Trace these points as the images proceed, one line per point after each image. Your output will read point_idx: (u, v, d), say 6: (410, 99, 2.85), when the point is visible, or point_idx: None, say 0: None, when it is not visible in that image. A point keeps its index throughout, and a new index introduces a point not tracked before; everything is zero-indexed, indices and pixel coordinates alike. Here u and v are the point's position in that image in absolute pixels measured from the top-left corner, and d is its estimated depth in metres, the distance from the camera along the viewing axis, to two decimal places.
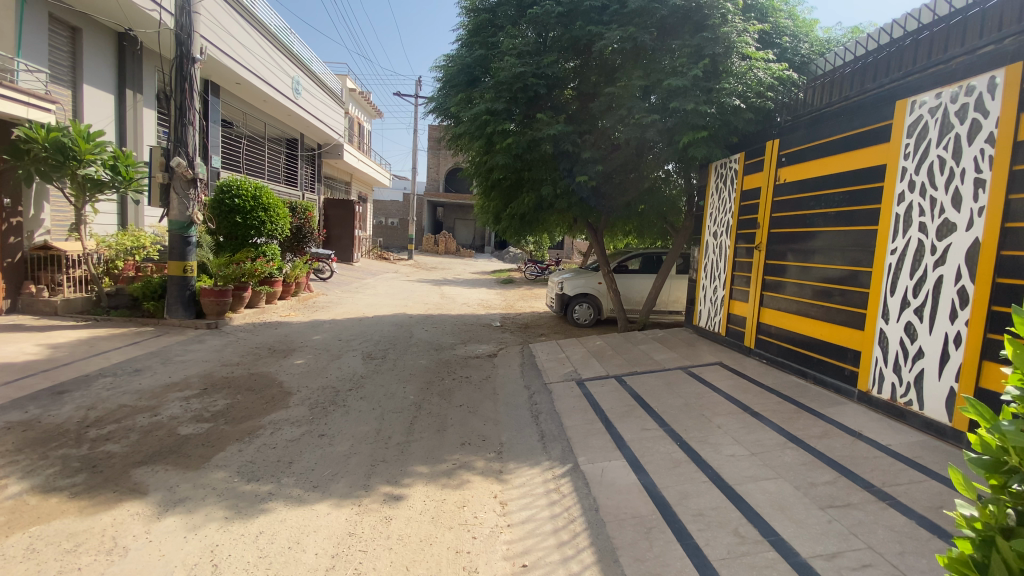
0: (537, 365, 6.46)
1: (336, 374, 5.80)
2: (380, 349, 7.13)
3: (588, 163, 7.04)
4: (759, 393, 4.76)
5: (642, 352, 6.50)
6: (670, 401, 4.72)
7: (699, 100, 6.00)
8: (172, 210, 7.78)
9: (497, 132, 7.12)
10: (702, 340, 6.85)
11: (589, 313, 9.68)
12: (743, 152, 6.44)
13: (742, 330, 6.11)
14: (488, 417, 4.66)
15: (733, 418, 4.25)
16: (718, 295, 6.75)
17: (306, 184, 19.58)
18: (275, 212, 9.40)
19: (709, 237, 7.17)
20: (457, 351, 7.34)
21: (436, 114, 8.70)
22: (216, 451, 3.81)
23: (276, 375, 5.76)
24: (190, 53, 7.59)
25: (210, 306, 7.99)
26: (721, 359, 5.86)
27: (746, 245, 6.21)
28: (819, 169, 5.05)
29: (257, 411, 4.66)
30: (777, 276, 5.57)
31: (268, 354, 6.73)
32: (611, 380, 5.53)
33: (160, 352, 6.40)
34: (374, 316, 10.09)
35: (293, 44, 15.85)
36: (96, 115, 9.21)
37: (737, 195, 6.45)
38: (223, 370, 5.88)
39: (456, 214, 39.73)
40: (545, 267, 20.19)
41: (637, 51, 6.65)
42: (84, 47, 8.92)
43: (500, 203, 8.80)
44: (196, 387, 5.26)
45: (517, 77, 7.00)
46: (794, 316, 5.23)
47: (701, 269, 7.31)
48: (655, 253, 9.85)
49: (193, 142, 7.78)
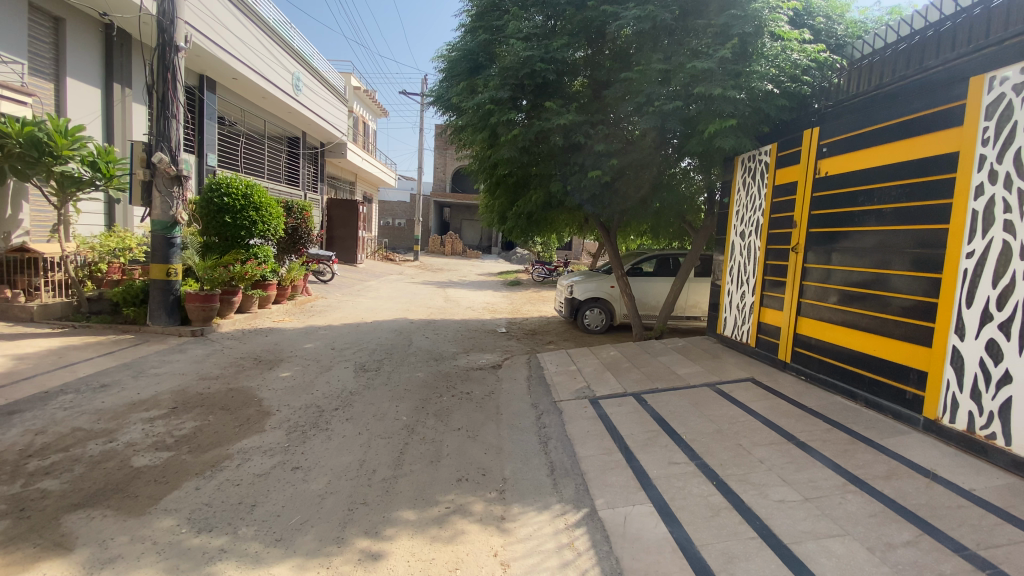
0: (546, 379, 5.84)
1: (324, 389, 5.22)
2: (375, 359, 6.55)
3: (601, 157, 6.44)
4: (805, 418, 4.12)
5: (662, 365, 5.88)
6: (699, 426, 4.09)
7: (726, 85, 5.39)
8: (155, 209, 7.26)
9: (502, 122, 6.53)
10: (727, 351, 6.21)
11: (601, 318, 9.09)
12: (774, 143, 5.80)
13: (776, 342, 5.46)
14: (490, 444, 4.07)
15: (776, 450, 3.63)
16: (747, 302, 6.11)
17: (309, 184, 19.10)
18: (268, 211, 8.84)
19: (735, 237, 6.53)
20: (459, 361, 6.74)
21: (437, 106, 8.11)
22: (168, 490, 3.25)
23: (257, 390, 5.20)
24: (173, 41, 7.08)
25: (196, 312, 7.51)
26: (752, 375, 5.21)
27: (779, 247, 5.57)
28: (870, 160, 4.42)
29: (227, 436, 4.09)
30: (818, 282, 4.92)
31: (253, 365, 6.18)
32: (629, 398, 4.90)
33: (134, 364, 5.87)
34: (373, 321, 9.52)
35: (293, 38, 15.36)
36: (82, 110, 8.74)
37: (768, 190, 5.81)
38: (199, 385, 5.33)
39: (463, 215, 39.31)
40: (554, 269, 19.58)
41: (656, 31, 6.04)
42: (67, 38, 8.43)
43: (506, 201, 8.22)
44: (165, 406, 4.70)
45: (524, 62, 6.40)
46: (841, 328, 4.58)
47: (726, 273, 6.67)
48: (670, 254, 9.22)
49: (177, 136, 7.26)
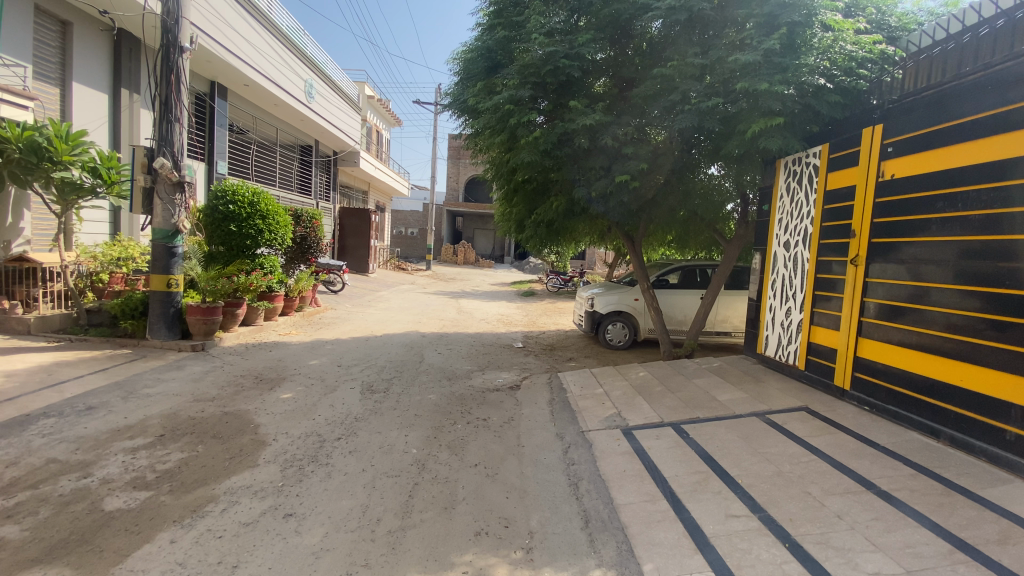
0: (571, 403, 5.29)
1: (326, 415, 4.73)
2: (383, 379, 6.06)
3: (629, 160, 5.93)
4: (880, 461, 3.55)
5: (700, 389, 5.32)
6: (755, 468, 3.54)
7: (773, 80, 4.90)
8: (156, 217, 6.89)
9: (522, 124, 6.08)
10: (771, 374, 5.63)
11: (623, 333, 8.54)
12: (824, 144, 5.25)
13: (831, 366, 4.87)
14: (513, 486, 3.53)
15: (854, 501, 3.08)
16: (794, 320, 5.52)
17: (321, 193, 18.83)
18: (274, 219, 8.37)
19: (778, 247, 5.96)
20: (473, 381, 6.23)
21: (452, 109, 7.67)
22: (138, 544, 2.78)
23: (253, 415, 4.73)
24: (177, 42, 6.76)
25: (197, 325, 7.09)
26: (805, 404, 4.64)
27: (832, 259, 5.00)
28: (949, 159, 3.86)
29: (215, 472, 3.62)
30: (884, 299, 4.33)
31: (253, 384, 5.73)
32: (667, 429, 4.36)
33: (126, 383, 5.45)
34: (383, 335, 9.06)
35: (307, 45, 15.18)
36: (88, 116, 8.47)
37: (818, 196, 5.25)
38: (193, 408, 4.88)
39: (475, 224, 39.05)
40: (568, 279, 19.02)
41: (692, 24, 5.59)
42: (75, 42, 8.19)
43: (524, 209, 7.74)
44: (151, 434, 4.25)
45: (547, 58, 5.94)
46: (915, 353, 4.00)
47: (767, 287, 6.09)
48: (697, 266, 8.65)
49: (180, 141, 6.91)
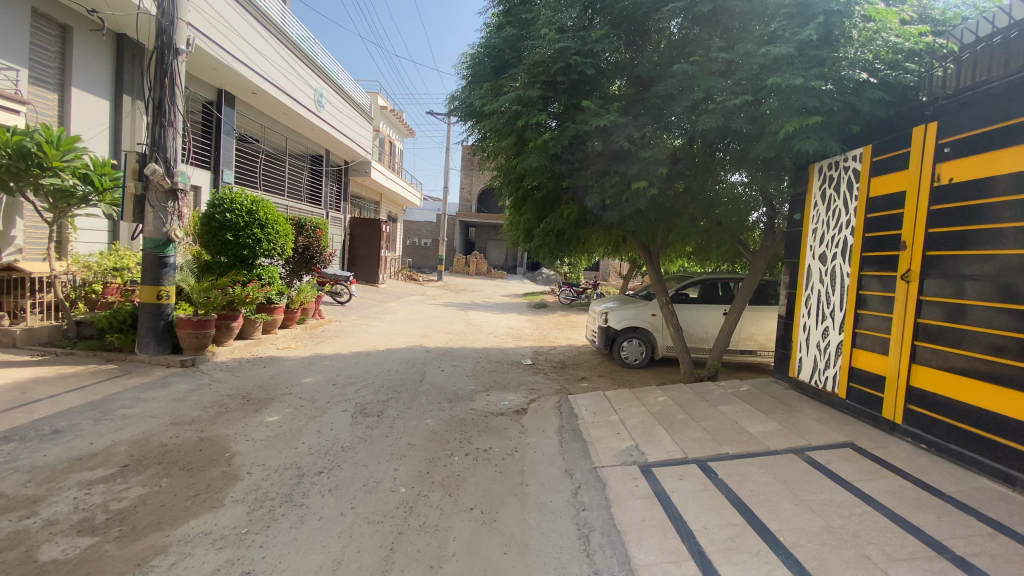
0: (582, 432, 4.78)
1: (310, 443, 4.29)
2: (379, 400, 5.60)
3: (648, 165, 5.44)
4: (950, 516, 2.99)
5: (727, 419, 4.77)
6: (798, 522, 3.00)
7: (809, 75, 4.42)
8: (147, 226, 6.58)
9: (531, 126, 5.69)
10: (806, 402, 5.06)
11: (640, 350, 8.02)
12: (865, 146, 4.70)
13: (879, 397, 4.29)
14: (512, 538, 3.03)
15: (925, 570, 2.52)
16: (832, 342, 4.96)
17: (331, 203, 18.63)
18: (274, 228, 8.00)
19: (812, 260, 5.40)
20: (476, 404, 5.74)
21: (459, 114, 7.27)
22: None
23: (231, 442, 4.30)
24: (171, 44, 6.47)
25: (188, 339, 6.71)
26: (850, 441, 4.07)
27: (878, 275, 4.43)
28: (1019, 159, 3.30)
29: (175, 513, 3.19)
30: (943, 321, 3.75)
31: (238, 405, 5.31)
32: (692, 467, 3.83)
33: (102, 404, 5.07)
34: (386, 350, 8.63)
35: (318, 55, 15.04)
36: (87, 121, 8.29)
37: (860, 204, 4.70)
38: (168, 432, 4.49)
39: (488, 235, 38.81)
40: (582, 291, 18.47)
41: (716, 16, 5.12)
42: (74, 47, 8.04)
43: (533, 218, 7.29)
44: (114, 464, 3.84)
45: (558, 55, 5.53)
46: (984, 385, 3.42)
47: (801, 304, 5.52)
48: (718, 279, 8.09)
49: (173, 146, 6.61)
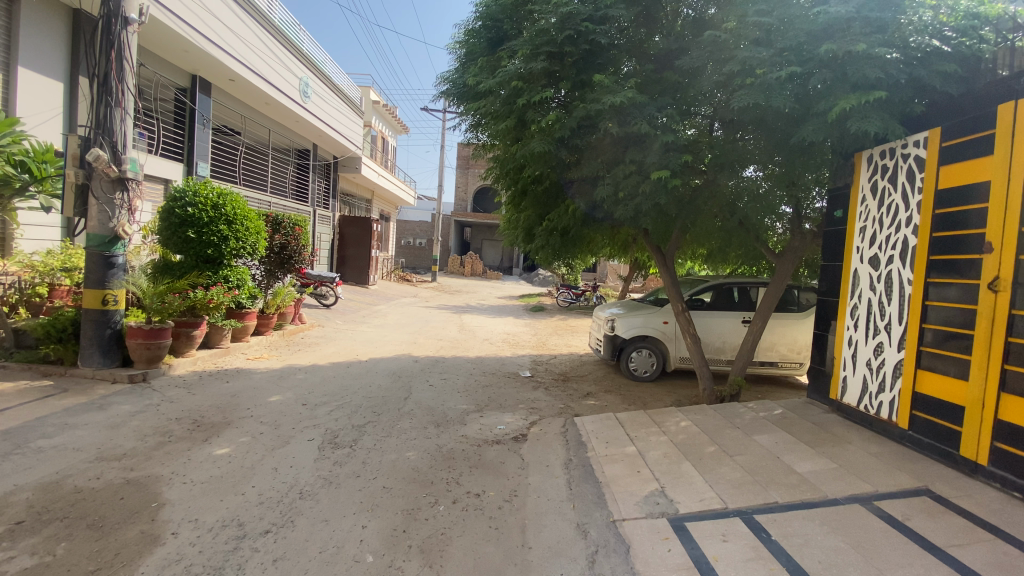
0: (594, 469, 3.99)
1: (261, 487, 3.49)
2: (354, 426, 4.79)
3: (669, 153, 4.68)
4: None
5: (768, 453, 3.98)
6: None
7: (869, 42, 3.78)
8: (91, 220, 5.75)
9: (533, 106, 4.94)
10: (856, 432, 4.29)
11: (650, 362, 7.24)
12: (932, 129, 3.94)
13: (957, 431, 3.52)
14: None
15: None
16: (888, 361, 4.20)
17: (319, 201, 17.75)
18: (243, 224, 7.17)
19: (859, 263, 4.64)
20: (467, 429, 4.92)
21: (451, 97, 6.47)
22: None
23: (164, 486, 3.48)
24: (120, 12, 5.66)
25: (138, 351, 5.87)
26: (925, 487, 3.30)
27: (951, 283, 3.67)
28: None
29: None
30: None
31: (185, 433, 4.47)
32: (736, 524, 3.05)
33: (18, 432, 4.21)
34: (369, 360, 7.80)
35: (303, 42, 14.17)
36: (36, 105, 7.42)
37: (926, 198, 3.94)
38: (90, 471, 3.65)
39: (485, 235, 38.04)
40: (581, 293, 17.70)
41: None
42: (22, 22, 7.20)
43: (534, 214, 6.55)
44: (4, 519, 3.01)
45: (563, 22, 4.77)
46: None
47: (846, 315, 4.76)
48: (734, 283, 7.32)
49: (122, 129, 5.78)
